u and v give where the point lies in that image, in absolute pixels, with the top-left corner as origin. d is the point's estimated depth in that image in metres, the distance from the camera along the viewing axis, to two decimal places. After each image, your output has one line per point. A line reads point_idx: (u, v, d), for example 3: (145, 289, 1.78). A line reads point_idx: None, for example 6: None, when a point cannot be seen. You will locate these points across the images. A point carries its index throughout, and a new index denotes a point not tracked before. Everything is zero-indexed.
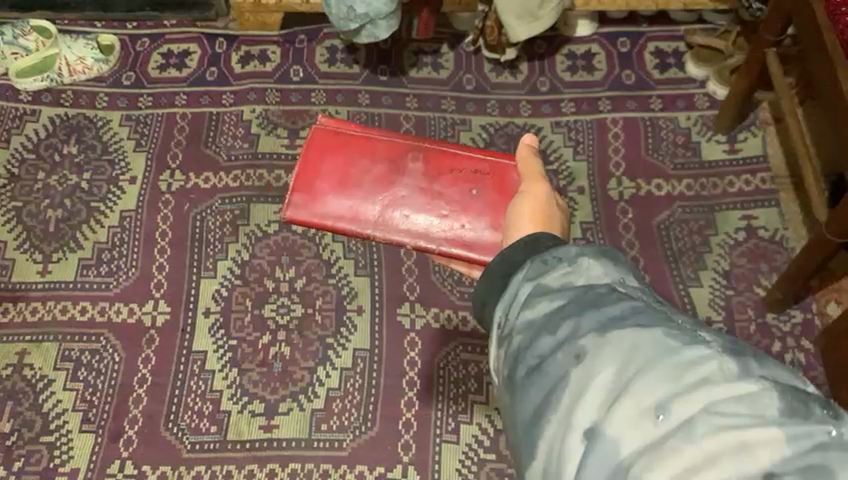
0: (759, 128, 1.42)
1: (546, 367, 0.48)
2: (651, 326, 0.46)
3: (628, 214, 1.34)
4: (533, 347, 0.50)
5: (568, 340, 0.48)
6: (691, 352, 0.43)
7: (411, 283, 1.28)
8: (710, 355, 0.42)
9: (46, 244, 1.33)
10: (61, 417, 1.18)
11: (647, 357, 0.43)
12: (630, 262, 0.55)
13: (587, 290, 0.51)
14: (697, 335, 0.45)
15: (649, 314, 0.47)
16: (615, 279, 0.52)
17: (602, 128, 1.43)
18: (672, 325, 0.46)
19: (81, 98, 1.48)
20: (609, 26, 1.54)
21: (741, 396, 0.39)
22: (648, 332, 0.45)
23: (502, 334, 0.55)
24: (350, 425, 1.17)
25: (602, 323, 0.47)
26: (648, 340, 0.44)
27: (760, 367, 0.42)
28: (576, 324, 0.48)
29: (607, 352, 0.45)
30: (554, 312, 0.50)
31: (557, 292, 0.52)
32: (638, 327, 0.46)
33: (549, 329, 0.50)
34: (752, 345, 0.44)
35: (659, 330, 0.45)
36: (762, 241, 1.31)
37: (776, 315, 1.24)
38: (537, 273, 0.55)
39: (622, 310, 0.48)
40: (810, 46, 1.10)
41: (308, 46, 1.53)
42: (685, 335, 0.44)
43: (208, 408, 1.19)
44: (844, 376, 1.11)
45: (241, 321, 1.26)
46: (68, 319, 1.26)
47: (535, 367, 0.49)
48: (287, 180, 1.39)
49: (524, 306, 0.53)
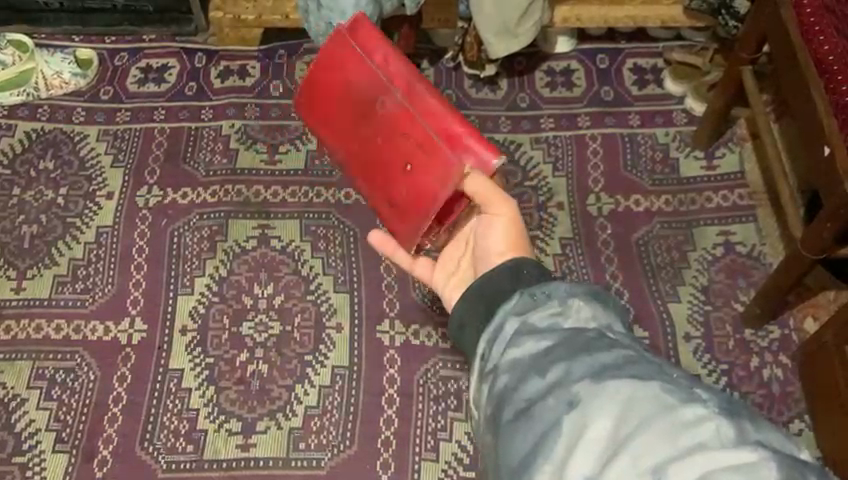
0: (736, 144, 1.43)
1: (534, 411, 0.45)
2: (646, 378, 0.43)
3: (606, 230, 1.35)
4: (521, 387, 0.47)
5: (558, 384, 0.45)
6: (688, 411, 0.40)
7: (391, 300, 1.28)
8: (709, 416, 0.40)
9: (20, 260, 1.31)
10: (33, 438, 1.16)
11: (644, 413, 0.41)
12: (618, 305, 0.54)
13: (576, 333, 0.49)
14: (693, 390, 0.42)
15: (644, 365, 0.45)
16: (602, 324, 0.51)
17: (580, 144, 1.44)
18: (668, 378, 0.43)
19: (58, 113, 1.46)
20: (588, 43, 1.55)
21: (740, 466, 0.37)
22: (644, 385, 0.43)
23: (487, 369, 0.53)
24: (329, 443, 1.16)
25: (594, 368, 0.45)
26: (645, 394, 0.42)
27: (754, 430, 0.40)
28: (567, 368, 0.46)
29: (600, 402, 0.43)
30: (543, 355, 0.48)
31: (547, 333, 0.50)
32: (634, 379, 0.43)
33: (538, 372, 0.47)
34: (747, 406, 0.42)
35: (655, 383, 0.43)
36: (740, 257, 1.32)
37: (754, 332, 1.25)
38: (525, 308, 0.53)
39: (615, 358, 0.46)
40: (783, 65, 1.11)
41: (287, 61, 1.53)
42: (681, 390, 0.42)
43: (184, 427, 1.18)
44: (822, 391, 1.11)
45: (218, 339, 1.25)
46: (41, 337, 1.24)
47: (523, 410, 0.46)
48: (266, 196, 1.38)
49: (511, 344, 0.51)
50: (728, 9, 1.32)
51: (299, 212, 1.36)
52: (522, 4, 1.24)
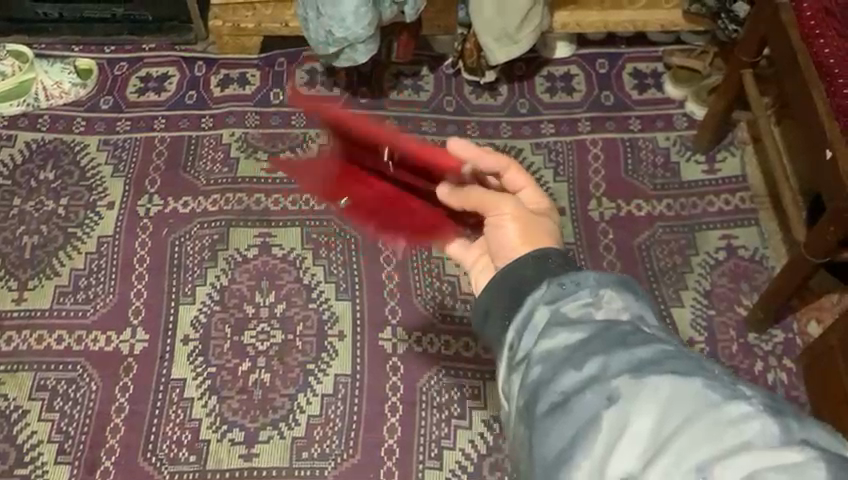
0: (737, 147, 1.43)
1: (571, 406, 0.43)
2: (688, 373, 0.42)
3: (608, 235, 1.34)
4: (554, 380, 0.45)
5: (596, 379, 0.44)
6: (732, 408, 0.39)
7: (393, 307, 1.27)
8: (754, 414, 0.39)
9: (21, 271, 1.31)
10: (35, 449, 1.16)
11: (688, 409, 0.40)
12: (648, 293, 0.51)
13: (610, 326, 0.47)
14: (736, 387, 0.41)
15: (684, 360, 0.43)
16: (635, 315, 0.49)
17: (581, 149, 1.43)
18: (709, 374, 0.42)
19: (58, 123, 1.46)
20: (588, 48, 1.55)
21: (788, 465, 0.37)
22: (686, 380, 0.41)
23: (516, 360, 0.50)
24: (332, 452, 1.15)
25: (633, 364, 0.43)
26: (688, 391, 0.41)
27: (800, 429, 0.39)
28: (605, 362, 0.44)
29: (641, 399, 0.41)
30: (576, 347, 0.46)
31: (579, 324, 0.48)
32: (675, 374, 0.42)
33: (572, 364, 0.45)
34: (787, 402, 0.41)
35: (698, 379, 0.41)
36: (743, 260, 1.31)
37: (757, 336, 1.24)
38: (554, 297, 0.51)
39: (653, 353, 0.44)
40: (784, 69, 1.10)
41: (288, 68, 1.53)
42: (723, 386, 0.41)
43: (187, 437, 1.17)
44: (827, 395, 1.11)
45: (219, 348, 1.24)
46: (43, 349, 1.24)
47: (558, 404, 0.44)
48: (266, 204, 1.38)
49: (541, 335, 0.49)
50: (727, 13, 1.32)
51: (299, 220, 1.36)
52: (521, 8, 1.24)
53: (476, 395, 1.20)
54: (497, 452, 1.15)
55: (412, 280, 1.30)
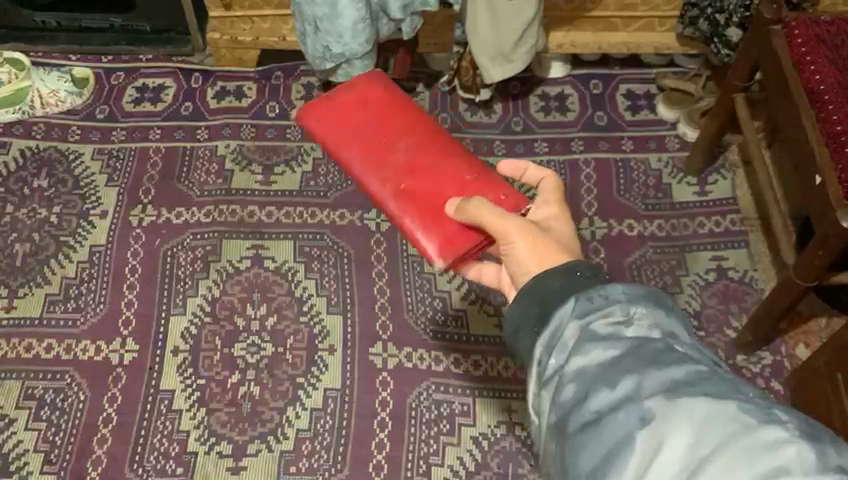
0: (728, 170, 1.44)
1: (604, 425, 0.45)
2: (723, 398, 0.43)
3: (600, 254, 1.35)
4: (588, 399, 0.47)
5: (629, 399, 0.45)
6: (769, 433, 0.41)
7: (384, 322, 1.27)
8: (789, 440, 0.40)
9: (12, 279, 1.31)
10: (21, 458, 1.15)
11: (723, 433, 0.41)
12: (679, 309, 0.53)
13: (643, 343, 0.48)
14: (772, 412, 0.42)
15: (717, 381, 0.45)
16: (666, 332, 0.50)
17: (574, 169, 1.44)
18: (744, 398, 0.43)
19: (52, 132, 1.46)
20: (582, 69, 1.57)
21: None
22: (721, 403, 0.43)
23: (547, 375, 0.52)
24: (319, 467, 1.15)
25: (666, 385, 0.45)
26: (723, 415, 0.42)
27: (836, 456, 0.40)
28: (638, 382, 0.46)
29: (675, 421, 0.43)
30: (608, 366, 0.48)
31: (612, 340, 0.49)
32: (710, 397, 0.43)
33: (605, 383, 0.47)
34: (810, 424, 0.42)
35: (732, 403, 0.43)
36: (732, 282, 1.33)
37: (745, 357, 1.25)
38: (585, 310, 0.52)
39: (687, 374, 0.45)
40: (775, 93, 1.12)
41: (283, 83, 1.54)
42: (759, 409, 0.42)
43: (174, 449, 1.17)
44: (815, 418, 1.12)
45: (209, 360, 1.24)
46: (32, 357, 1.23)
47: (590, 422, 0.46)
48: (260, 217, 1.38)
49: (573, 351, 0.50)
50: (720, 37, 1.31)
51: (292, 232, 1.36)
52: (516, 29, 1.24)
53: (465, 412, 1.20)
54: (485, 469, 1.15)
55: (404, 295, 1.30)
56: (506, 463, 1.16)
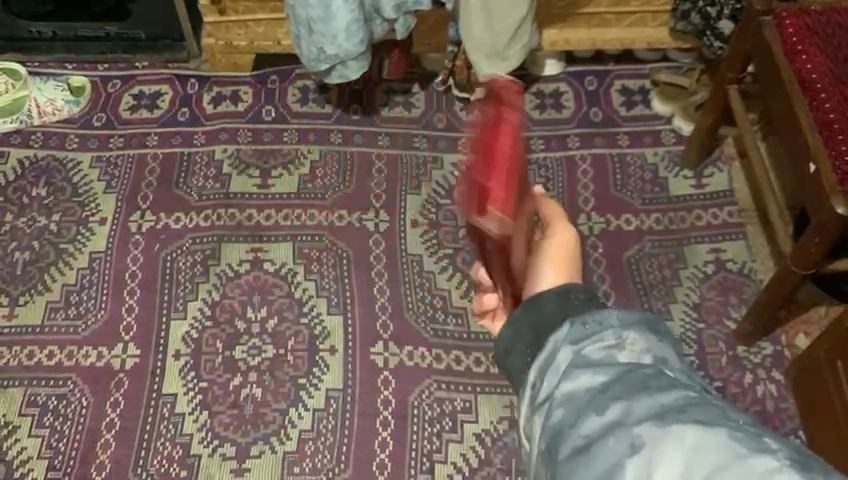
0: (724, 164, 1.45)
1: (593, 451, 0.45)
2: (713, 425, 0.43)
3: (598, 249, 1.35)
4: (578, 425, 0.48)
5: (619, 424, 0.46)
6: (760, 462, 0.40)
7: (384, 321, 1.28)
8: (782, 471, 0.40)
9: (12, 287, 1.31)
10: (25, 466, 1.16)
11: (716, 462, 0.41)
12: (669, 336, 0.55)
13: (633, 370, 0.49)
14: (762, 440, 0.42)
15: (706, 407, 0.45)
16: (656, 358, 0.52)
17: (571, 165, 1.45)
18: (735, 427, 0.43)
19: (50, 140, 1.47)
20: (576, 66, 1.58)
21: None
22: (711, 431, 0.43)
23: (539, 401, 0.53)
24: (323, 468, 1.16)
25: (655, 410, 0.45)
26: (714, 443, 0.42)
27: None
28: (627, 407, 0.46)
29: (665, 448, 0.43)
30: (599, 391, 0.49)
31: (602, 367, 0.51)
32: (700, 424, 0.43)
33: (595, 408, 0.48)
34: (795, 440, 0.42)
35: (723, 432, 0.43)
36: (730, 274, 1.33)
37: (745, 348, 1.25)
38: (577, 336, 0.54)
39: (677, 400, 0.46)
40: (769, 85, 1.12)
41: (280, 86, 1.55)
42: (750, 439, 0.42)
43: (178, 452, 1.17)
44: (816, 408, 1.12)
45: (211, 362, 1.25)
46: (34, 364, 1.24)
47: (581, 448, 0.46)
48: (259, 220, 1.38)
49: (564, 377, 0.52)
50: (712, 30, 1.32)
51: (291, 234, 1.37)
52: (509, 27, 1.25)
53: (467, 410, 1.20)
54: (488, 466, 1.16)
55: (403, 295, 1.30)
56: (509, 458, 1.16)
